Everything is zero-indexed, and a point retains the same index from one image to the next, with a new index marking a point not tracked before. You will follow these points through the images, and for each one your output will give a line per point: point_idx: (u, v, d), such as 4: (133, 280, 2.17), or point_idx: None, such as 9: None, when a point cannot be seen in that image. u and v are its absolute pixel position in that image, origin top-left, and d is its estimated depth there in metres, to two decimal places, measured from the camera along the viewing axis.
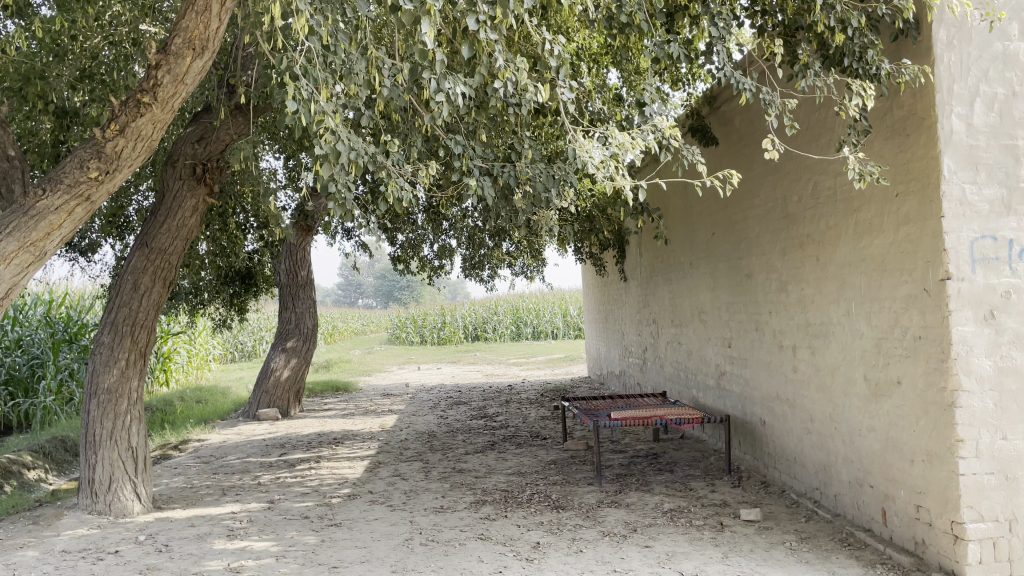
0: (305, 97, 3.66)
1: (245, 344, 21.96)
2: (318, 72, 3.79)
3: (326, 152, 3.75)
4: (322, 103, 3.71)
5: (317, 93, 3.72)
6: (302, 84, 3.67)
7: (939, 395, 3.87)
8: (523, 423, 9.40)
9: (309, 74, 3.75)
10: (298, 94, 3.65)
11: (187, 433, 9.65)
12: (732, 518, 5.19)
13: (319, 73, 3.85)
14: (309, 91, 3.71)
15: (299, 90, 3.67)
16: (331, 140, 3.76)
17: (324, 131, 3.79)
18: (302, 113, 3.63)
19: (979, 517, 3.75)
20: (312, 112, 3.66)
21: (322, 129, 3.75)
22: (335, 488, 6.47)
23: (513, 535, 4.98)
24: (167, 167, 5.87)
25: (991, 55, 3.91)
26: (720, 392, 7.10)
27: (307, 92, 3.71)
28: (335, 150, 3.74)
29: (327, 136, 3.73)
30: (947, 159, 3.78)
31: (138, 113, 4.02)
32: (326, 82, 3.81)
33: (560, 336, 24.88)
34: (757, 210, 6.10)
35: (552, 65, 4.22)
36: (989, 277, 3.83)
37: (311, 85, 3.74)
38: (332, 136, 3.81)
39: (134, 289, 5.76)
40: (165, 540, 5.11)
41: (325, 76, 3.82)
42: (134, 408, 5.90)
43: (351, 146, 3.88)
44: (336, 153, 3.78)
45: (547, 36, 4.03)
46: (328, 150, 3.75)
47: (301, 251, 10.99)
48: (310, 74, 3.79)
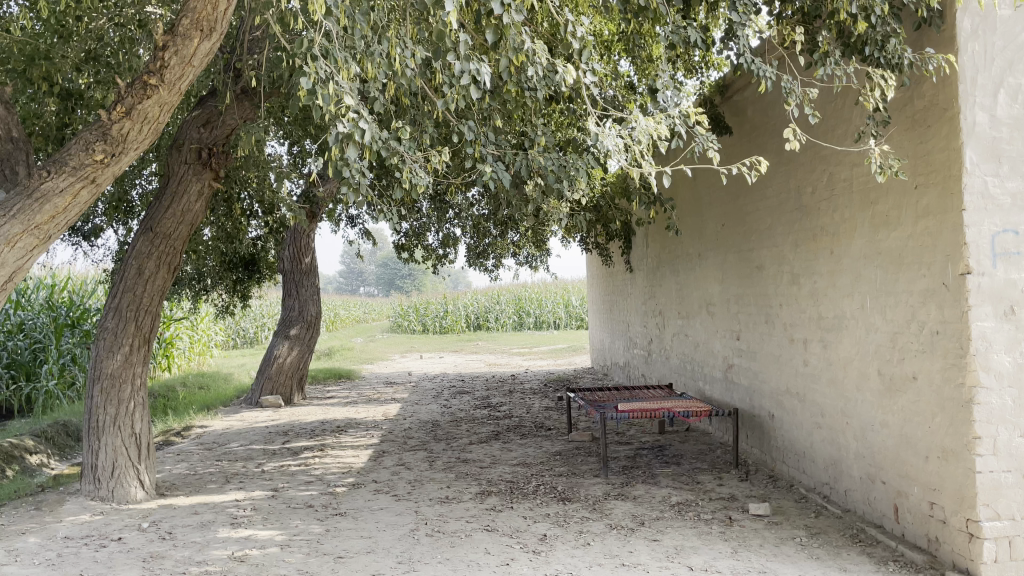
0: (323, 78, 3.58)
1: (247, 330, 21.94)
2: (335, 54, 3.71)
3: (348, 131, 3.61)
4: (342, 83, 3.64)
5: (336, 74, 3.64)
6: (321, 63, 3.61)
7: (956, 391, 3.81)
8: (527, 413, 9.36)
9: (330, 55, 3.68)
10: (311, 74, 3.58)
11: (190, 419, 9.63)
12: (740, 512, 5.14)
13: (335, 54, 3.76)
14: (328, 72, 3.63)
15: (319, 70, 3.60)
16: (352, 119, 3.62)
17: (347, 111, 3.68)
18: (323, 95, 3.57)
19: (995, 515, 3.70)
20: (332, 93, 3.58)
21: (343, 109, 3.64)
22: (339, 476, 6.43)
23: (519, 527, 4.93)
24: (171, 151, 5.80)
25: (1016, 44, 3.83)
26: (728, 385, 7.05)
27: (327, 72, 3.64)
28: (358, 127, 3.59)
29: (349, 115, 3.60)
30: (970, 151, 3.71)
31: (144, 95, 3.95)
32: (345, 61, 3.73)
33: (563, 327, 24.83)
34: (770, 201, 6.03)
35: (573, 46, 4.16)
36: (1010, 272, 3.76)
37: (325, 68, 3.67)
38: (354, 112, 3.68)
39: (138, 275, 5.70)
40: (168, 527, 5.06)
41: (343, 57, 3.76)
42: (138, 395, 5.85)
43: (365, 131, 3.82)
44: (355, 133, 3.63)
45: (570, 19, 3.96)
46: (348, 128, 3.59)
47: (305, 238, 10.92)
48: (329, 55, 3.72)
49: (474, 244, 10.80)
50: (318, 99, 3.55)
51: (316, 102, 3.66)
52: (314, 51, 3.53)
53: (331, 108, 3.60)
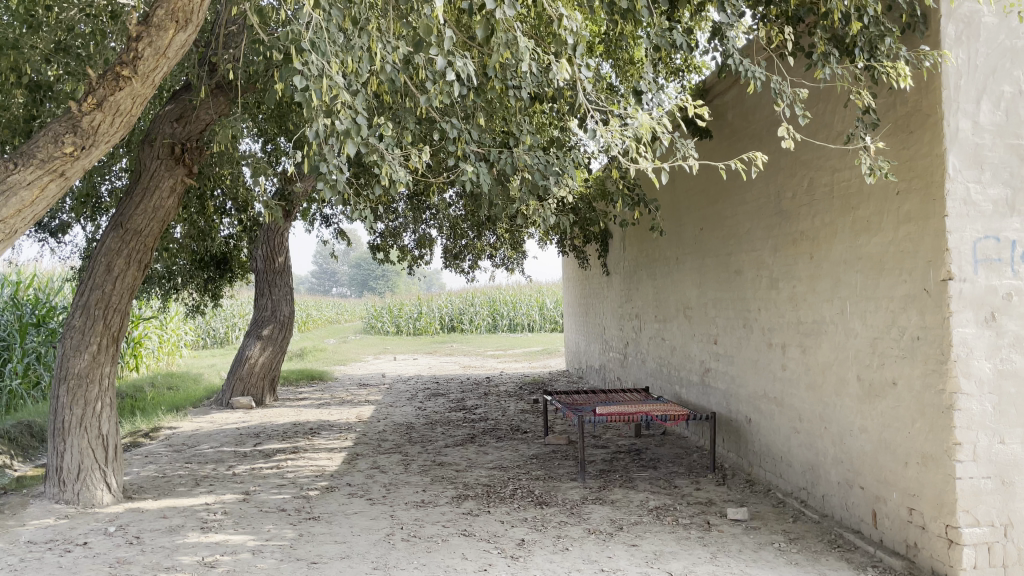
0: (315, 72, 3.51)
1: (217, 330, 21.62)
2: (321, 46, 3.62)
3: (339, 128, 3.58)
4: (328, 76, 3.54)
5: (327, 69, 3.56)
6: (312, 57, 3.53)
7: (936, 397, 3.81)
8: (503, 416, 9.29)
9: (317, 48, 3.59)
10: (297, 68, 3.47)
11: (158, 420, 9.45)
12: (718, 517, 5.12)
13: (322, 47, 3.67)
14: (319, 66, 3.54)
15: (309, 65, 3.52)
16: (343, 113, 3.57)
17: (337, 107, 3.61)
18: (314, 90, 3.50)
19: (974, 522, 3.70)
20: (325, 87, 3.50)
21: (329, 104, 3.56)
22: (312, 479, 6.32)
23: (497, 532, 4.87)
24: (144, 146, 5.67)
25: (999, 52, 3.84)
26: (705, 389, 7.04)
27: (317, 66, 3.55)
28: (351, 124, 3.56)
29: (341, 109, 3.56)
30: (953, 157, 3.71)
31: (116, 87, 3.84)
32: (331, 55, 3.65)
33: (537, 329, 24.78)
34: (749, 206, 6.02)
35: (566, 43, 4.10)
36: (991, 278, 3.76)
37: (309, 60, 3.57)
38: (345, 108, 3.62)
39: (107, 272, 5.55)
40: (135, 531, 4.93)
41: (329, 50, 3.64)
42: (105, 395, 5.70)
43: (354, 126, 3.71)
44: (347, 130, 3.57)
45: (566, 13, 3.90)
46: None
47: (279, 237, 10.75)
48: (318, 48, 3.65)
49: (450, 245, 10.71)
50: (310, 94, 3.48)
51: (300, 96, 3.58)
52: (303, 44, 3.46)
53: (317, 103, 3.54)
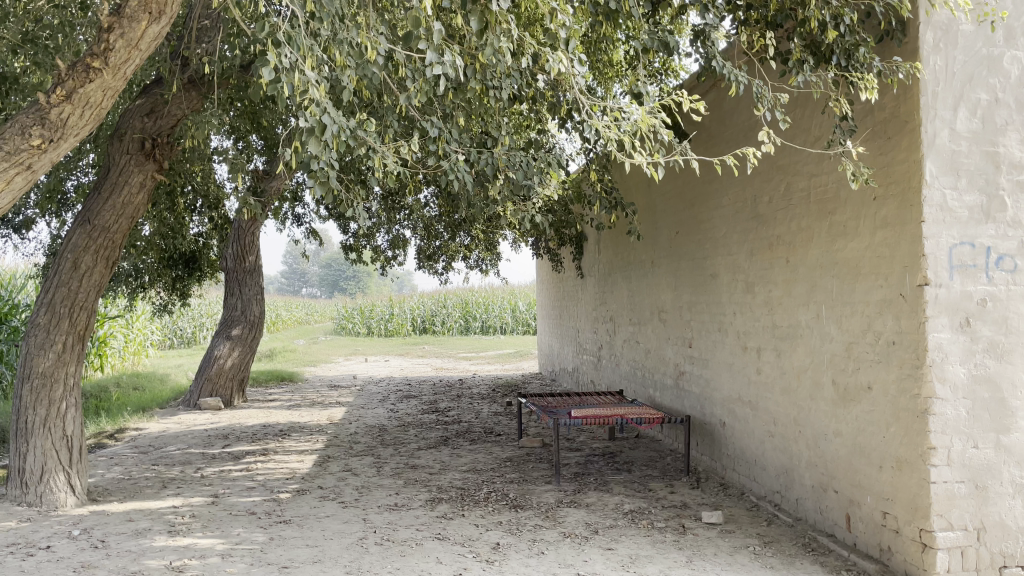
0: (288, 65, 3.43)
1: (184, 330, 21.29)
2: (300, 39, 3.55)
3: (311, 125, 3.51)
4: (308, 72, 3.47)
5: (300, 61, 3.47)
6: (286, 50, 3.44)
7: (912, 401, 3.84)
8: (476, 419, 9.24)
9: (295, 41, 3.51)
10: (275, 63, 3.39)
11: (124, 421, 9.25)
12: (693, 521, 5.11)
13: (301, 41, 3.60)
14: (292, 58, 3.45)
15: (281, 57, 3.44)
16: (316, 111, 3.51)
17: (308, 101, 3.53)
18: (285, 83, 3.41)
19: (948, 526, 3.72)
20: (297, 81, 3.44)
21: (304, 99, 3.49)
22: (283, 482, 6.22)
23: (471, 535, 4.82)
24: (112, 141, 5.55)
25: (976, 59, 3.87)
26: (679, 392, 7.05)
27: (290, 59, 3.46)
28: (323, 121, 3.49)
29: (313, 107, 3.49)
30: (929, 164, 3.74)
31: (86, 78, 3.74)
32: (309, 48, 3.56)
33: (509, 332, 24.73)
34: (725, 210, 6.05)
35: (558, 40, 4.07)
36: (966, 284, 3.79)
37: (287, 54, 3.49)
38: (318, 106, 3.54)
39: (73, 269, 5.42)
40: (100, 535, 4.80)
41: (307, 44, 3.57)
42: (70, 395, 5.55)
43: (336, 122, 3.64)
44: (321, 127, 3.53)
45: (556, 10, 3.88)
46: (312, 122, 3.50)
47: (250, 235, 10.59)
48: (294, 41, 3.57)
49: (423, 245, 10.63)
50: (280, 86, 3.39)
51: (276, 90, 3.50)
52: (279, 36, 3.36)
53: (292, 96, 3.46)
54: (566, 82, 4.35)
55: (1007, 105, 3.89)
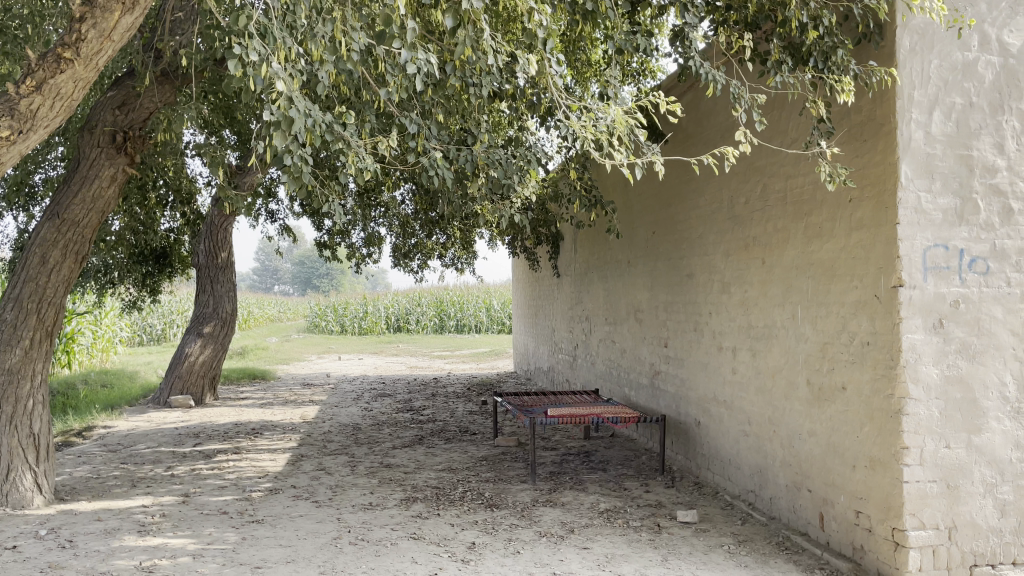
0: (258, 57, 3.34)
1: (154, 327, 21.02)
2: (271, 31, 3.45)
3: (278, 119, 3.43)
4: (277, 66, 3.37)
5: (271, 55, 3.39)
6: (258, 42, 3.34)
7: (885, 401, 3.88)
8: (451, 418, 9.20)
9: (267, 34, 3.42)
10: (246, 56, 3.29)
11: (92, 419, 9.09)
12: (668, 520, 5.13)
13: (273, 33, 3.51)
14: (264, 51, 3.38)
15: (251, 49, 3.34)
16: (284, 105, 3.40)
17: (279, 96, 3.46)
18: (255, 76, 3.34)
19: (920, 525, 3.76)
20: (265, 75, 3.35)
21: (274, 94, 3.42)
22: (255, 481, 6.14)
23: (447, 535, 4.79)
24: (83, 133, 5.45)
25: (951, 64, 3.91)
26: (654, 391, 7.07)
27: (262, 53, 3.37)
28: (292, 115, 3.41)
29: (280, 101, 3.39)
30: (905, 167, 3.78)
31: (58, 69, 3.66)
32: (283, 42, 3.48)
33: (484, 331, 24.68)
34: (702, 210, 6.06)
35: (537, 38, 4.05)
36: (940, 286, 3.83)
37: (260, 47, 3.41)
38: (286, 99, 3.46)
39: (41, 264, 5.32)
40: (68, 535, 4.71)
41: (280, 38, 3.48)
42: (37, 393, 5.44)
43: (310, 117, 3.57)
44: (289, 120, 3.45)
45: (535, 8, 3.86)
46: (280, 116, 3.41)
47: (222, 231, 10.45)
48: (266, 33, 3.48)
49: (399, 243, 10.55)
50: (252, 80, 3.32)
51: (246, 81, 3.41)
52: (248, 28, 3.26)
53: (262, 90, 3.40)
54: (544, 80, 4.33)
55: (981, 109, 3.94)
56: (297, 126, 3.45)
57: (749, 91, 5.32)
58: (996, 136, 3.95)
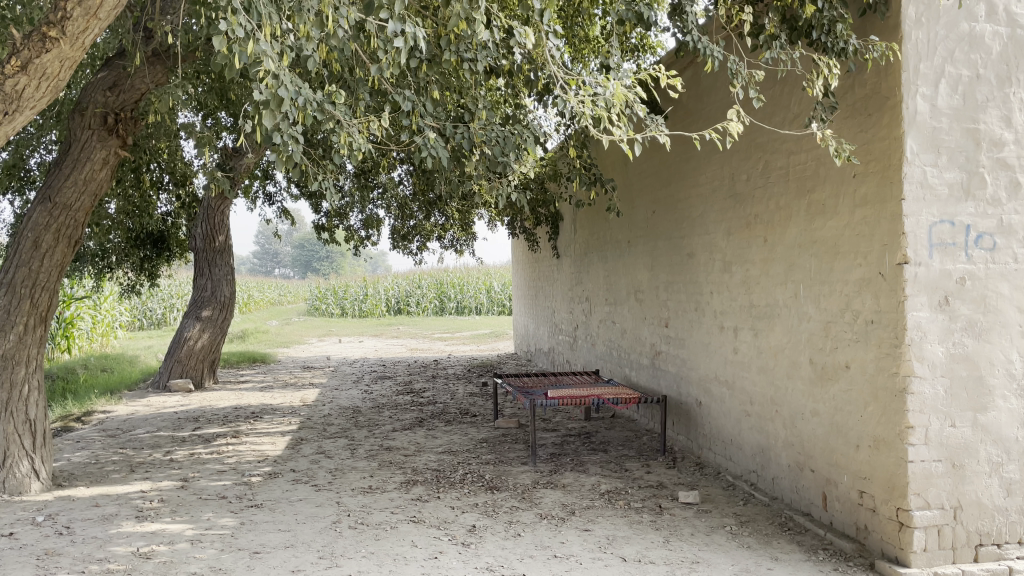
0: (243, 34, 3.25)
1: (154, 311, 20.99)
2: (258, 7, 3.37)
3: (268, 98, 3.38)
4: (266, 43, 3.30)
5: (256, 31, 3.31)
6: (241, 18, 3.24)
7: (890, 380, 3.82)
8: (451, 400, 9.16)
9: (251, 8, 3.34)
10: (233, 32, 3.22)
11: (91, 404, 9.05)
12: (670, 500, 5.09)
13: (258, 7, 3.40)
14: (248, 27, 3.29)
15: (237, 25, 3.26)
16: (271, 84, 3.35)
17: (266, 74, 3.39)
18: (239, 53, 3.25)
19: (925, 504, 3.71)
20: (252, 52, 3.27)
21: (260, 72, 3.34)
22: (254, 465, 6.10)
23: (447, 518, 4.75)
24: (74, 115, 5.36)
25: (958, 35, 3.81)
26: (655, 371, 7.02)
27: (249, 29, 3.29)
28: (280, 95, 3.37)
29: (269, 79, 3.33)
30: (910, 141, 3.71)
31: (43, 48, 3.57)
32: (271, 17, 3.40)
33: (485, 312, 24.63)
34: (703, 188, 5.98)
35: (531, 11, 3.96)
36: (945, 262, 3.76)
37: (243, 21, 3.31)
38: (274, 78, 3.39)
39: (34, 248, 5.25)
40: (65, 521, 4.67)
41: (267, 13, 3.38)
42: (33, 378, 5.39)
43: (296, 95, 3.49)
44: (277, 99, 3.41)
45: None
46: (269, 96, 3.37)
47: (219, 214, 10.37)
48: (251, 8, 3.38)
49: (398, 225, 10.46)
50: (236, 57, 3.24)
51: (231, 57, 3.33)
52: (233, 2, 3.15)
53: (248, 68, 3.31)
54: (540, 54, 4.24)
55: (988, 81, 3.84)
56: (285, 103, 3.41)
57: (748, 67, 5.23)
58: (1004, 109, 3.86)
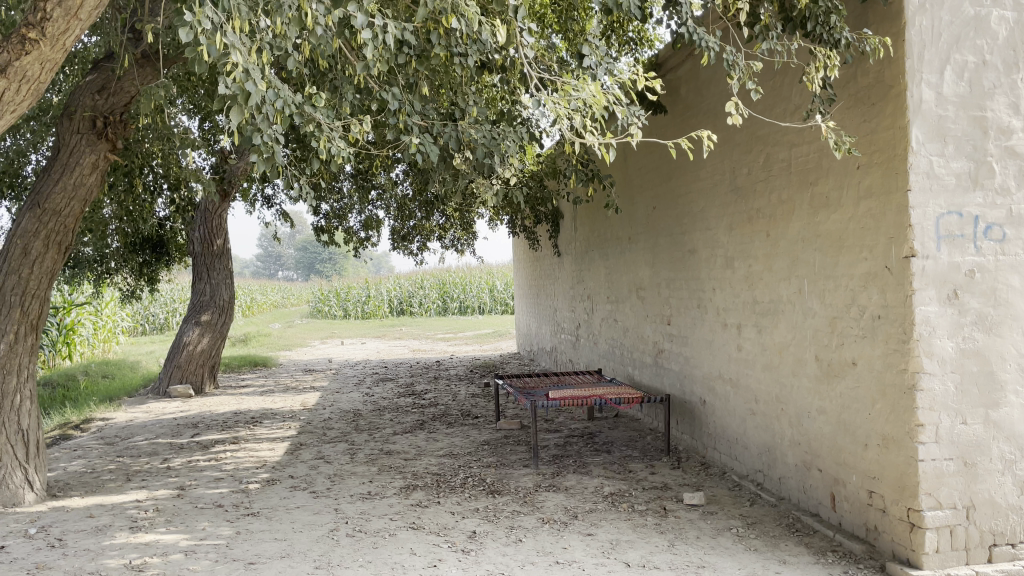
0: (210, 27, 3.14)
1: (156, 316, 20.96)
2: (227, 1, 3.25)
3: (233, 93, 3.30)
4: (233, 37, 3.21)
5: (225, 24, 3.20)
6: (207, 9, 3.15)
7: (898, 376, 3.71)
8: (453, 401, 9.07)
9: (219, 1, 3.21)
10: (200, 25, 3.12)
11: (90, 411, 8.97)
12: (674, 502, 4.99)
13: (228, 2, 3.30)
14: (215, 20, 3.19)
15: (202, 18, 3.15)
16: (240, 79, 3.28)
17: (232, 68, 3.30)
18: (207, 46, 3.16)
19: (937, 504, 3.60)
20: (220, 45, 3.17)
21: (230, 65, 3.26)
22: (252, 472, 6.01)
23: (447, 524, 4.65)
24: (62, 119, 5.27)
25: (963, 20, 3.70)
26: (658, 370, 6.92)
27: (215, 22, 3.19)
28: (251, 89, 3.32)
29: (236, 74, 3.26)
30: (915, 130, 3.59)
31: (22, 51, 3.48)
32: (238, 11, 3.28)
33: (488, 312, 24.53)
34: (704, 182, 5.87)
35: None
36: (954, 255, 3.65)
37: (210, 15, 3.21)
38: (244, 72, 3.31)
39: (23, 255, 5.17)
40: (58, 533, 4.58)
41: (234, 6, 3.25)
42: (24, 388, 5.29)
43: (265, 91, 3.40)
44: (246, 93, 3.30)
45: None
46: (235, 91, 3.28)
47: (216, 217, 10.28)
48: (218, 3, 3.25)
49: (397, 226, 10.35)
50: (204, 51, 3.13)
51: (197, 54, 3.24)
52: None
53: (216, 62, 3.21)
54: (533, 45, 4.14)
55: (994, 67, 3.73)
56: (253, 100, 3.32)
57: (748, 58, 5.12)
58: (1011, 95, 3.74)
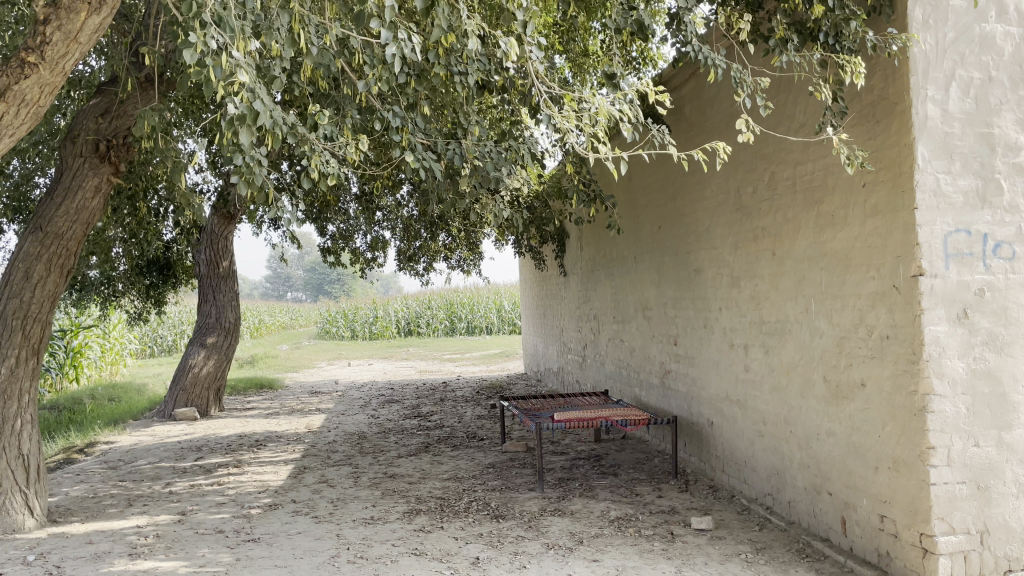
0: (215, 48, 3.12)
1: (164, 338, 21.01)
2: (230, 22, 3.22)
3: (242, 113, 3.27)
4: (238, 57, 3.18)
5: (228, 44, 3.18)
6: (212, 31, 3.12)
7: (908, 398, 3.63)
8: (459, 424, 8.99)
9: (222, 22, 3.19)
10: (206, 45, 3.10)
11: (95, 435, 8.94)
12: (682, 527, 4.89)
13: (231, 23, 3.30)
14: (220, 41, 3.17)
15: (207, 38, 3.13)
16: (248, 97, 3.26)
17: (239, 88, 3.28)
18: (208, 67, 3.14)
19: (950, 529, 3.51)
20: (224, 65, 3.15)
21: (236, 85, 3.24)
22: (255, 496, 5.95)
23: (450, 550, 4.58)
24: (66, 143, 5.27)
25: (968, 37, 3.67)
26: (665, 391, 6.84)
27: (219, 43, 3.18)
28: (257, 108, 3.26)
29: (243, 92, 3.22)
30: (921, 147, 3.54)
31: (21, 75, 3.46)
32: (243, 32, 3.27)
33: (496, 332, 24.45)
34: (708, 201, 5.83)
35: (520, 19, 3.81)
36: (963, 273, 3.58)
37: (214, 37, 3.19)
38: (249, 91, 3.30)
39: (24, 278, 5.15)
40: (56, 560, 4.53)
41: (237, 28, 3.23)
42: (25, 412, 5.26)
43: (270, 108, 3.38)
44: (253, 113, 3.28)
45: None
46: (243, 109, 3.24)
47: (222, 239, 10.28)
48: (222, 22, 3.22)
49: (403, 246, 10.33)
50: (209, 72, 3.10)
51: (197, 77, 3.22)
52: (202, 14, 3.04)
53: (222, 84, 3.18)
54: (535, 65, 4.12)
55: (1001, 84, 3.68)
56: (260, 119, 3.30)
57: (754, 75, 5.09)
58: (1018, 111, 3.70)
